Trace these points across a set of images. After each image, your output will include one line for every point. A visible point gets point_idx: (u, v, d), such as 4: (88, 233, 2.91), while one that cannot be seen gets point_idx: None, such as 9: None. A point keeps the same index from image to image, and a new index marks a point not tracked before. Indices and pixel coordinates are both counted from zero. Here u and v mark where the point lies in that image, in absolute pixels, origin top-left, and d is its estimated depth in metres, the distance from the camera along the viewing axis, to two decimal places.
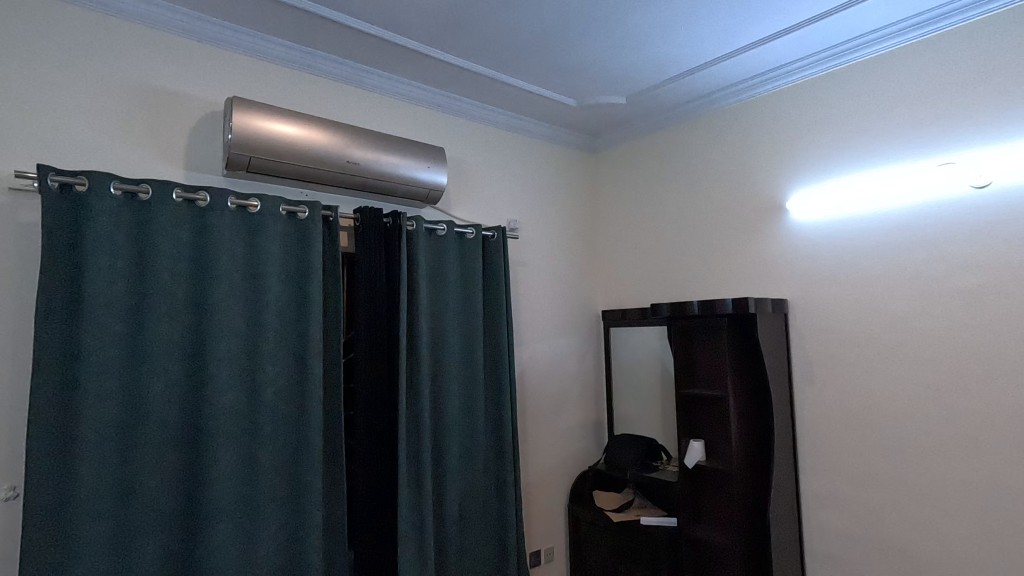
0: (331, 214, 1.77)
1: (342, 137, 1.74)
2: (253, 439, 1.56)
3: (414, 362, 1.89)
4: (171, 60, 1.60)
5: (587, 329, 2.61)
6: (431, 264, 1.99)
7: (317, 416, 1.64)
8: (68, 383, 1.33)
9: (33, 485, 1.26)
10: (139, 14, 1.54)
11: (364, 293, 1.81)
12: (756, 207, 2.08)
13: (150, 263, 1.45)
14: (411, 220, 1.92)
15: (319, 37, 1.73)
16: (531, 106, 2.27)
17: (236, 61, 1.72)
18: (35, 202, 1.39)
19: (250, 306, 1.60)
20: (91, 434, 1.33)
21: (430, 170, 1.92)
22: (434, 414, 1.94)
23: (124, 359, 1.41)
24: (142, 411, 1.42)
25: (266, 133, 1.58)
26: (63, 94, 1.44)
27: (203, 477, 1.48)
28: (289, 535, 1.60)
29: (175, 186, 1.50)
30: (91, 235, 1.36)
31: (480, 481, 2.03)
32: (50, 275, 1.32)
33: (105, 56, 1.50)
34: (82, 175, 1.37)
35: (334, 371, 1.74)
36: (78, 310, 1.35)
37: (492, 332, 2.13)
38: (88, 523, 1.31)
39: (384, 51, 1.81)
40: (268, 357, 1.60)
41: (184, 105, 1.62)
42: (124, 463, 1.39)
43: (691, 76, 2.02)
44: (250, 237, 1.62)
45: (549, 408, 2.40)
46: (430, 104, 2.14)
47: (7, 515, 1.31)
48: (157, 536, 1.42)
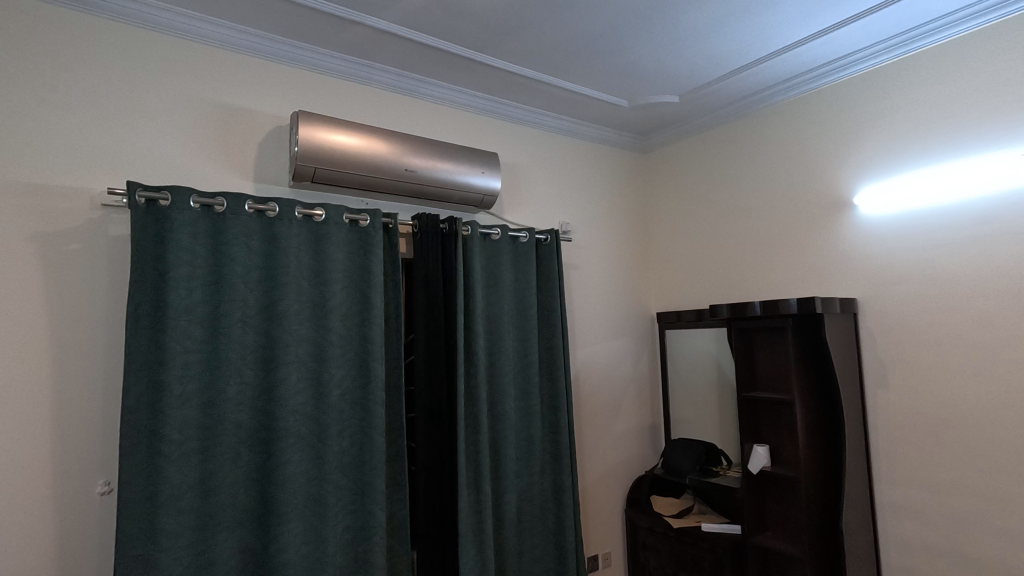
0: (391, 221, 1.82)
1: (400, 145, 1.79)
2: (320, 440, 1.62)
3: (472, 365, 1.91)
4: (242, 79, 1.69)
5: (641, 332, 2.57)
6: (486, 268, 2.01)
7: (380, 417, 1.69)
8: (154, 385, 1.42)
9: (126, 480, 1.35)
10: (212, 37, 1.63)
11: (423, 298, 1.84)
12: (821, 204, 2.01)
13: (225, 272, 1.53)
14: (467, 224, 1.95)
15: (377, 49, 1.78)
16: (582, 108, 2.27)
17: (300, 76, 1.79)
18: (123, 217, 1.49)
19: (316, 312, 1.66)
20: (174, 434, 1.41)
21: (483, 175, 1.95)
22: (492, 417, 1.96)
23: (203, 362, 1.49)
24: (219, 413, 1.50)
25: (329, 144, 1.64)
26: (148, 115, 1.54)
27: (274, 477, 1.54)
28: (354, 534, 1.65)
29: (247, 197, 1.57)
30: (173, 246, 1.45)
31: (537, 483, 2.04)
32: (138, 284, 1.41)
33: (183, 78, 1.60)
34: (165, 190, 1.46)
35: (396, 374, 1.78)
36: (161, 316, 1.44)
37: (546, 335, 2.14)
38: (174, 518, 1.39)
39: (438, 61, 1.85)
40: (334, 361, 1.66)
41: (253, 120, 1.70)
42: (204, 461, 1.47)
43: (747, 71, 1.97)
44: (315, 245, 1.68)
45: (604, 411, 2.38)
46: (482, 110, 2.17)
47: (104, 508, 1.41)
48: (234, 532, 1.49)
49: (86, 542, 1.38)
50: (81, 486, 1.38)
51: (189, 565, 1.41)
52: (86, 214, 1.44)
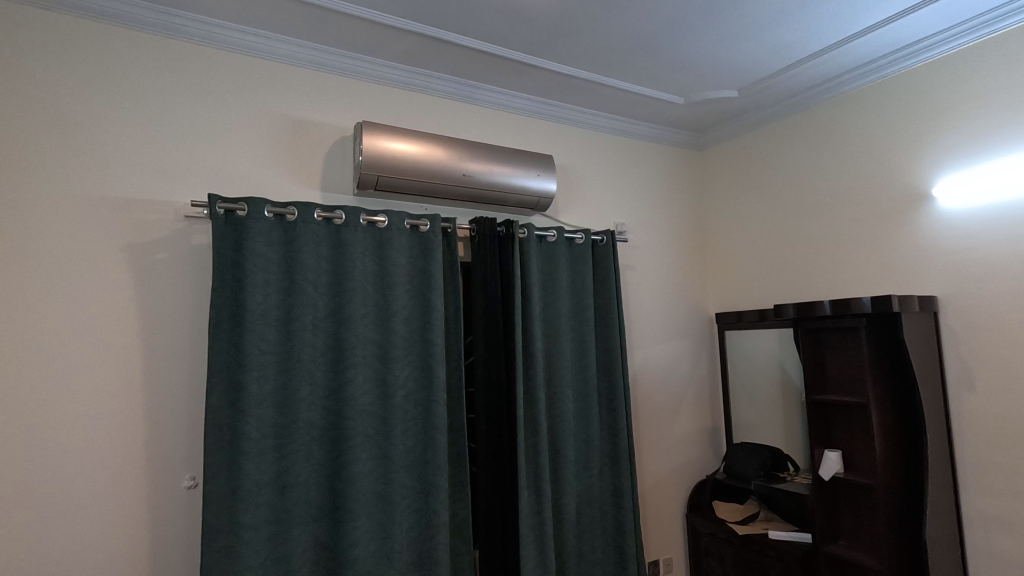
0: (449, 226, 1.86)
1: (458, 151, 1.82)
2: (386, 440, 1.67)
3: (530, 366, 1.92)
4: (309, 93, 1.77)
5: (700, 332, 2.52)
6: (542, 270, 2.02)
7: (442, 418, 1.72)
8: (234, 385, 1.50)
9: (211, 475, 1.44)
10: (282, 55, 1.72)
11: (482, 302, 1.87)
12: (894, 197, 1.91)
13: (297, 277, 1.60)
14: (523, 227, 1.97)
15: (435, 58, 1.83)
16: (636, 108, 2.24)
17: (362, 88, 1.86)
18: (204, 227, 1.59)
19: (380, 314, 1.72)
20: (253, 432, 1.49)
21: (539, 178, 1.96)
22: (551, 418, 1.96)
23: (277, 364, 1.56)
24: (292, 412, 1.56)
25: (391, 152, 1.69)
26: (224, 131, 1.64)
27: (344, 475, 1.60)
28: (419, 532, 1.68)
29: (316, 206, 1.65)
30: (250, 254, 1.53)
31: (596, 486, 2.03)
32: (219, 290, 1.50)
33: (256, 94, 1.69)
34: (242, 202, 1.54)
35: (456, 376, 1.82)
36: (240, 320, 1.52)
37: (603, 336, 2.12)
38: (254, 512, 1.46)
39: (494, 66, 1.88)
40: (398, 363, 1.70)
41: (319, 132, 1.78)
42: (279, 458, 1.54)
43: (810, 61, 1.90)
44: (379, 250, 1.74)
45: (662, 413, 2.34)
46: (536, 113, 2.18)
47: (189, 501, 1.50)
48: (307, 527, 1.55)
49: (175, 533, 1.47)
50: (170, 480, 1.48)
51: (268, 557, 1.48)
52: (171, 225, 1.54)
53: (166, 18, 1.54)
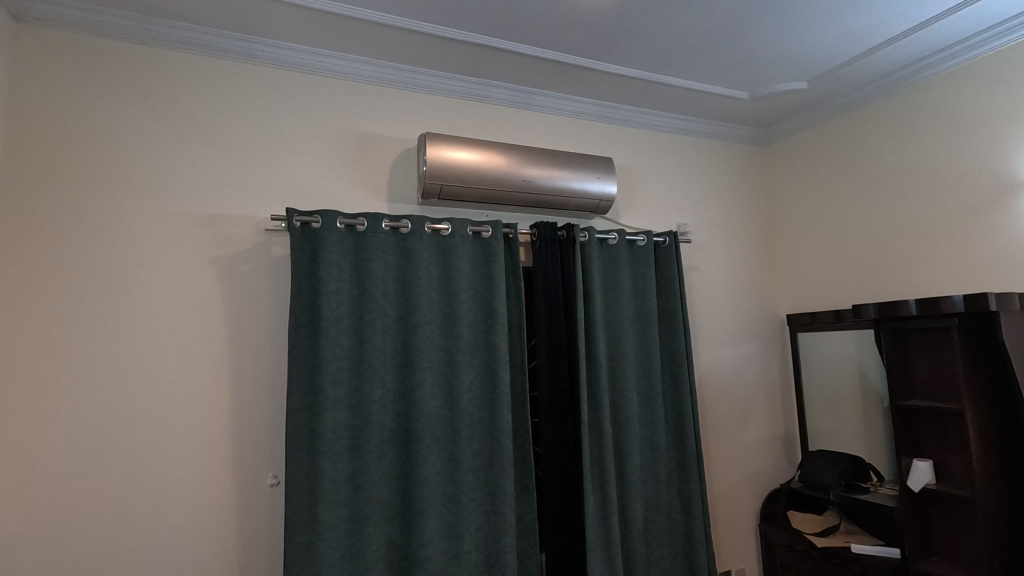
0: (511, 231, 1.89)
1: (518, 157, 1.85)
2: (453, 442, 1.70)
3: (593, 370, 1.91)
4: (375, 108, 1.84)
5: (770, 335, 2.42)
6: (604, 273, 2.01)
7: (507, 421, 1.74)
8: (311, 388, 1.58)
9: (292, 474, 1.52)
10: (350, 73, 1.80)
11: (544, 306, 1.88)
12: (986, 187, 1.77)
13: (367, 285, 1.67)
14: (584, 231, 1.97)
15: (494, 67, 1.86)
16: (697, 105, 2.20)
17: (425, 100, 1.92)
18: (283, 240, 1.68)
19: (445, 319, 1.76)
20: (330, 433, 1.56)
21: (599, 181, 1.95)
22: (615, 423, 1.94)
23: (351, 368, 1.63)
24: (365, 414, 1.62)
25: (453, 162, 1.74)
26: (299, 148, 1.73)
27: (414, 475, 1.64)
28: (487, 534, 1.71)
29: (384, 217, 1.71)
30: (324, 263, 1.61)
31: (663, 492, 1.98)
32: (297, 298, 1.58)
33: (326, 112, 1.78)
34: (317, 214, 1.63)
35: (520, 380, 1.84)
36: (316, 327, 1.60)
37: (668, 339, 2.09)
38: (331, 510, 1.53)
39: (553, 72, 1.89)
40: (464, 367, 1.74)
41: (385, 145, 1.85)
42: (354, 459, 1.60)
43: (886, 47, 1.80)
44: (443, 257, 1.79)
45: (731, 419, 2.26)
46: (595, 116, 2.17)
47: (273, 498, 1.59)
48: (381, 525, 1.61)
49: (261, 527, 1.56)
50: (255, 478, 1.57)
51: (345, 553, 1.54)
52: (253, 239, 1.65)
53: (246, 45, 1.66)
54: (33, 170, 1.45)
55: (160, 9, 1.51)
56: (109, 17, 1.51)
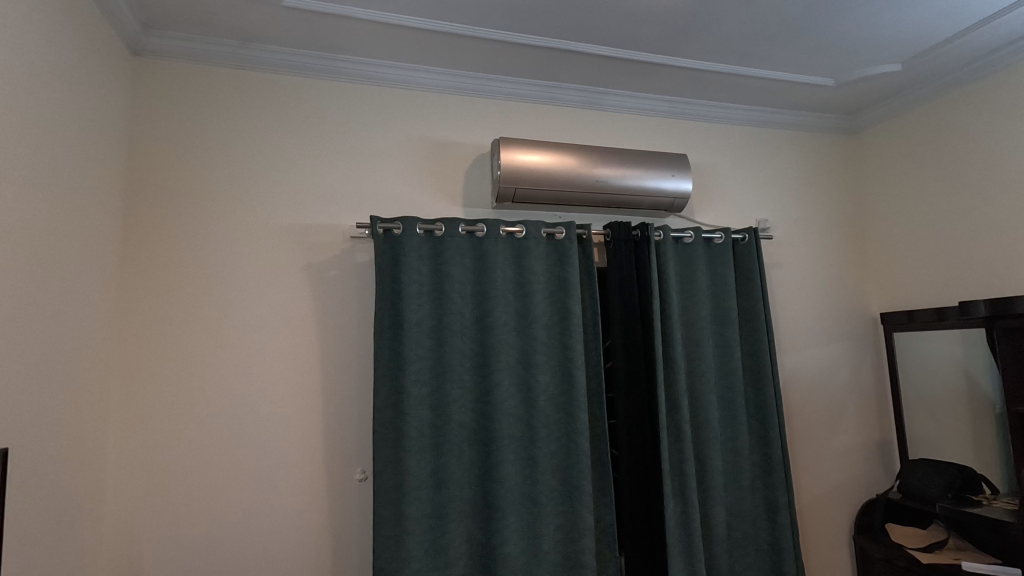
0: (585, 232, 1.89)
1: (591, 158, 1.85)
2: (531, 442, 1.72)
3: (670, 372, 1.87)
4: (449, 116, 1.90)
5: (861, 335, 2.27)
6: (680, 273, 1.97)
7: (584, 422, 1.74)
8: (395, 388, 1.64)
9: (379, 469, 1.59)
10: (426, 84, 1.87)
11: (619, 307, 1.86)
12: None
13: (445, 288, 1.72)
14: (658, 230, 1.93)
15: (565, 69, 1.87)
16: (776, 95, 2.10)
17: (497, 106, 1.95)
18: (366, 246, 1.77)
19: (521, 321, 1.78)
20: (414, 431, 1.62)
21: (673, 178, 1.91)
22: (695, 426, 1.89)
23: (431, 368, 1.69)
24: (446, 414, 1.67)
25: (526, 165, 1.76)
26: (379, 158, 1.81)
27: (493, 474, 1.67)
28: (565, 534, 1.71)
29: (460, 221, 1.76)
30: (405, 268, 1.67)
31: (747, 499, 1.91)
32: (381, 302, 1.66)
33: (404, 122, 1.85)
34: (398, 221, 1.69)
35: (596, 381, 1.83)
36: (398, 329, 1.66)
37: (749, 340, 2.01)
38: (416, 505, 1.59)
39: (624, 70, 1.87)
40: (540, 367, 1.75)
41: (460, 151, 1.90)
42: (436, 456, 1.65)
43: (992, 22, 1.65)
44: (518, 259, 1.81)
45: (819, 424, 2.15)
46: (667, 112, 2.13)
47: (362, 492, 1.67)
48: (462, 522, 1.65)
49: (351, 520, 1.65)
50: (345, 473, 1.66)
51: (429, 548, 1.60)
52: (340, 246, 1.74)
53: (331, 63, 1.76)
54: (151, 187, 1.60)
55: (255, 34, 1.63)
56: (213, 45, 1.66)
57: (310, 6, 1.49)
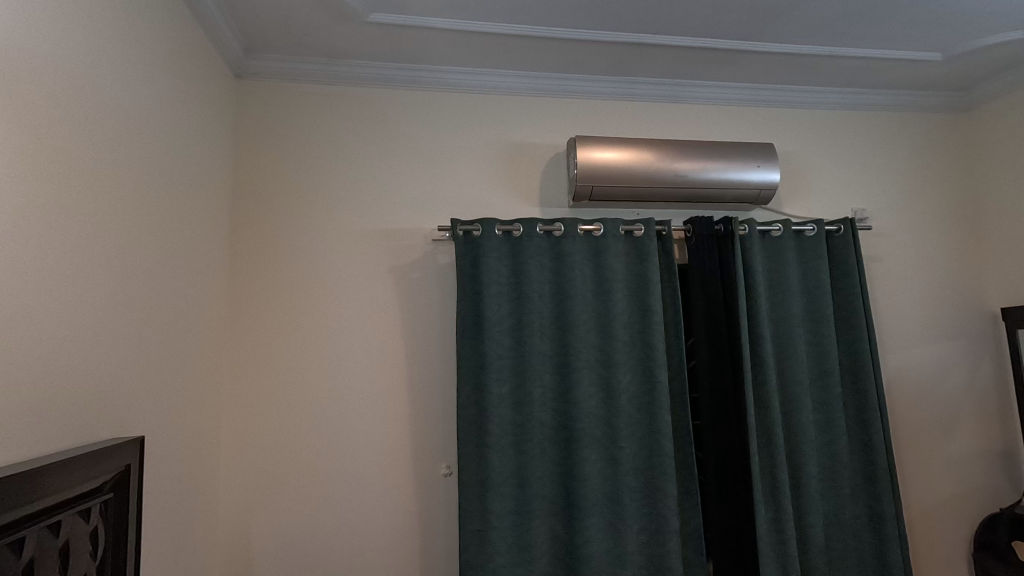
0: (665, 229, 1.84)
1: (670, 152, 1.80)
2: (613, 442, 1.70)
3: (759, 372, 1.78)
4: (524, 117, 1.92)
5: (978, 332, 2.06)
6: (768, 268, 1.88)
7: (667, 423, 1.70)
8: (478, 386, 1.68)
9: (464, 465, 1.63)
10: (502, 87, 1.90)
11: (702, 304, 1.80)
12: None
13: (524, 288, 1.74)
14: (743, 224, 1.85)
15: (642, 64, 1.84)
16: (873, 75, 1.96)
17: (572, 104, 1.95)
18: (447, 248, 1.82)
19: (601, 320, 1.77)
20: (496, 429, 1.65)
21: (759, 169, 1.83)
22: (787, 429, 1.79)
23: (512, 367, 1.71)
24: (527, 412, 1.69)
25: (603, 162, 1.75)
26: (458, 162, 1.86)
27: (575, 474, 1.67)
28: (649, 537, 1.68)
29: (538, 221, 1.77)
30: (485, 268, 1.71)
31: (847, 507, 1.79)
32: (463, 302, 1.70)
33: (481, 126, 1.89)
34: (477, 223, 1.73)
35: (679, 381, 1.78)
36: (480, 328, 1.70)
37: (847, 338, 1.88)
38: (499, 501, 1.62)
39: (704, 60, 1.81)
40: (621, 366, 1.73)
41: (536, 152, 1.91)
42: (518, 454, 1.67)
43: None
44: (596, 258, 1.80)
45: (930, 430, 1.97)
46: (750, 101, 2.04)
47: (447, 486, 1.72)
48: (545, 520, 1.66)
49: (437, 514, 1.70)
50: (432, 468, 1.72)
51: (513, 544, 1.62)
52: (423, 249, 1.81)
53: (412, 73, 1.83)
54: (254, 198, 1.73)
55: (343, 51, 1.73)
56: (306, 64, 1.77)
57: (393, 20, 1.56)
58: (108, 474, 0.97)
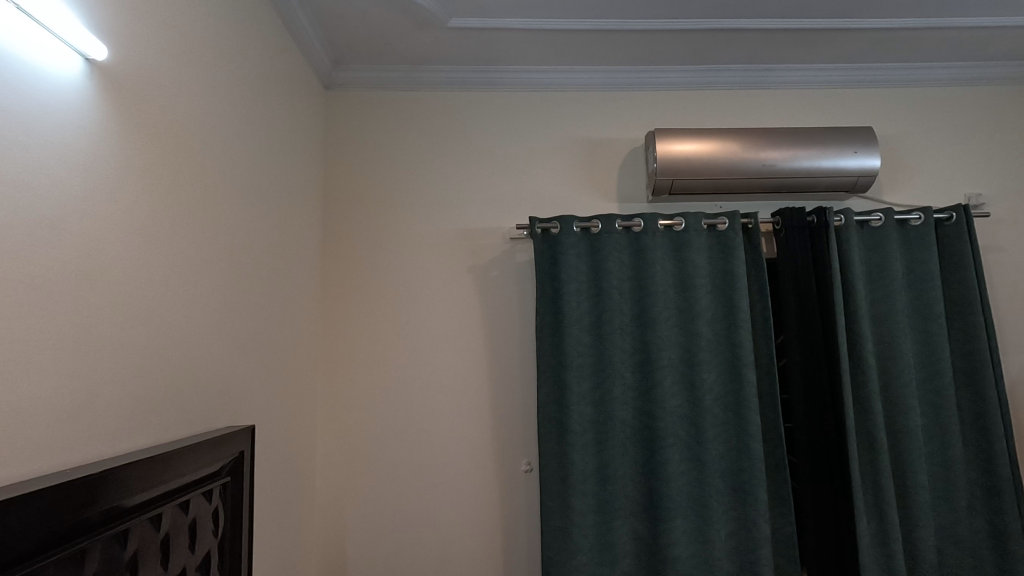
0: (751, 221, 1.76)
1: (756, 141, 1.72)
2: (698, 443, 1.65)
3: (859, 372, 1.67)
4: (601, 112, 1.90)
5: None
6: (867, 261, 1.75)
7: (756, 425, 1.63)
8: (558, 383, 1.68)
9: (545, 462, 1.64)
10: (578, 83, 1.89)
11: (794, 300, 1.71)
12: None
13: (604, 285, 1.72)
14: (839, 213, 1.74)
15: (724, 50, 1.77)
16: (990, 46, 1.78)
17: (650, 97, 1.91)
18: (526, 247, 1.84)
19: (683, 317, 1.72)
20: (577, 426, 1.64)
21: (857, 155, 1.71)
22: (892, 435, 1.66)
23: (593, 365, 1.70)
24: (608, 411, 1.67)
25: (684, 155, 1.70)
26: (534, 160, 1.87)
27: (659, 474, 1.63)
28: (738, 542, 1.61)
29: (617, 217, 1.75)
30: (564, 265, 1.71)
31: (964, 521, 1.64)
32: (542, 300, 1.71)
33: (557, 123, 1.89)
34: (555, 221, 1.74)
35: (768, 380, 1.70)
36: (560, 326, 1.70)
37: (961, 336, 1.72)
38: (581, 499, 1.61)
39: (793, 42, 1.72)
40: (705, 365, 1.68)
41: (614, 147, 1.89)
42: (600, 452, 1.66)
43: None
44: (678, 253, 1.75)
45: None
46: (844, 82, 1.91)
47: (528, 483, 1.74)
48: (628, 521, 1.63)
49: (519, 509, 1.72)
50: (513, 463, 1.74)
51: (595, 543, 1.61)
52: (501, 247, 1.83)
53: (489, 75, 1.86)
54: (343, 202, 1.83)
55: (423, 57, 1.79)
56: (389, 72, 1.85)
57: (471, 24, 1.59)
58: (226, 459, 1.05)
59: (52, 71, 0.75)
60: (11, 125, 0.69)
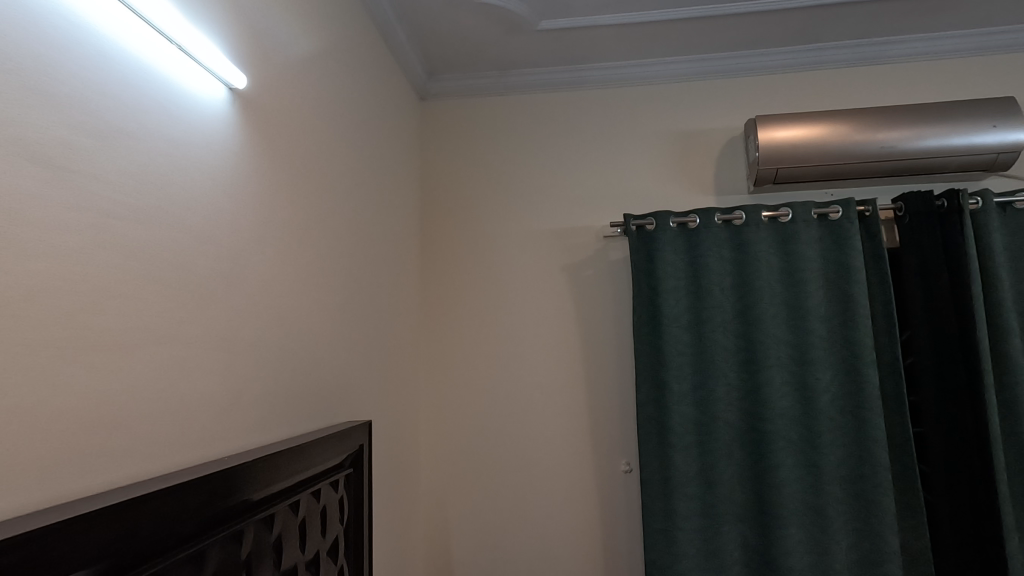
0: (868, 209, 1.63)
1: (872, 121, 1.59)
2: (813, 447, 1.55)
3: (1003, 370, 1.50)
4: (695, 103, 1.84)
5: None
6: (1010, 247, 1.57)
7: (880, 429, 1.51)
8: (657, 383, 1.64)
9: (646, 463, 1.61)
10: (669, 75, 1.84)
11: (921, 293, 1.57)
12: None
13: (704, 281, 1.66)
14: (974, 196, 1.58)
15: (832, 27, 1.65)
16: None
17: (747, 84, 1.82)
18: (619, 244, 1.82)
19: (793, 313, 1.62)
20: (679, 427, 1.60)
21: (995, 130, 1.53)
22: None
23: (694, 364, 1.64)
24: (711, 411, 1.61)
25: (789, 141, 1.60)
26: (626, 157, 1.84)
27: (770, 479, 1.55)
28: (861, 556, 1.50)
29: (716, 210, 1.68)
30: (662, 262, 1.67)
31: None
32: (639, 297, 1.68)
33: (649, 118, 1.85)
34: (651, 217, 1.70)
35: (893, 381, 1.56)
36: (658, 324, 1.66)
37: None
38: (685, 501, 1.57)
39: (913, 10, 1.57)
40: (819, 364, 1.57)
41: (710, 138, 1.82)
42: (704, 455, 1.60)
43: None
44: (784, 246, 1.65)
45: None
46: (974, 50, 1.72)
47: (628, 483, 1.71)
48: (736, 527, 1.56)
49: (619, 509, 1.71)
50: (612, 463, 1.73)
51: (702, 548, 1.55)
52: (595, 246, 1.82)
53: (578, 74, 1.86)
54: (439, 208, 1.90)
55: (513, 62, 1.82)
56: (479, 80, 1.90)
57: (562, 25, 1.60)
58: (348, 452, 1.13)
59: (203, 99, 0.84)
60: (177, 152, 0.78)
